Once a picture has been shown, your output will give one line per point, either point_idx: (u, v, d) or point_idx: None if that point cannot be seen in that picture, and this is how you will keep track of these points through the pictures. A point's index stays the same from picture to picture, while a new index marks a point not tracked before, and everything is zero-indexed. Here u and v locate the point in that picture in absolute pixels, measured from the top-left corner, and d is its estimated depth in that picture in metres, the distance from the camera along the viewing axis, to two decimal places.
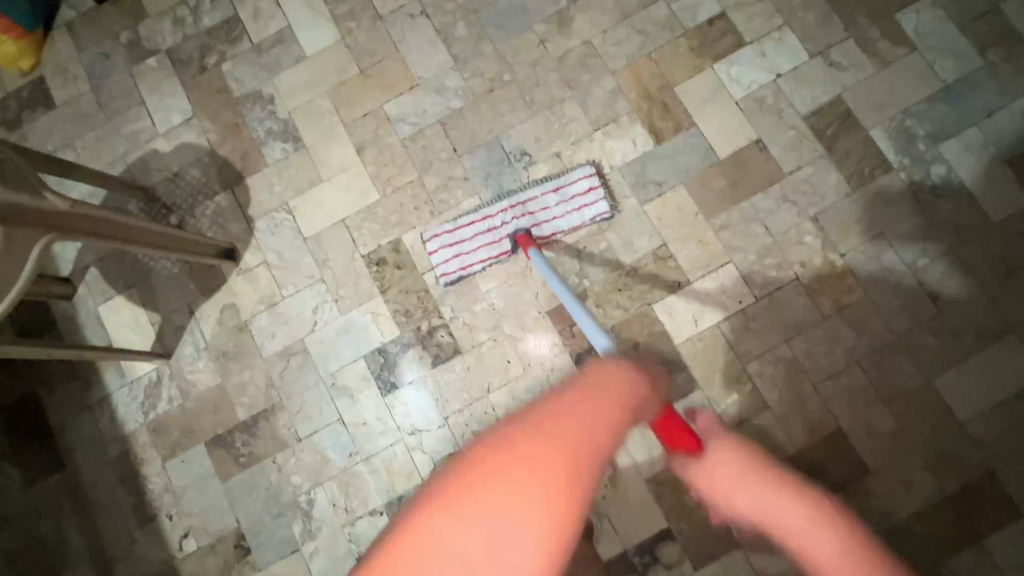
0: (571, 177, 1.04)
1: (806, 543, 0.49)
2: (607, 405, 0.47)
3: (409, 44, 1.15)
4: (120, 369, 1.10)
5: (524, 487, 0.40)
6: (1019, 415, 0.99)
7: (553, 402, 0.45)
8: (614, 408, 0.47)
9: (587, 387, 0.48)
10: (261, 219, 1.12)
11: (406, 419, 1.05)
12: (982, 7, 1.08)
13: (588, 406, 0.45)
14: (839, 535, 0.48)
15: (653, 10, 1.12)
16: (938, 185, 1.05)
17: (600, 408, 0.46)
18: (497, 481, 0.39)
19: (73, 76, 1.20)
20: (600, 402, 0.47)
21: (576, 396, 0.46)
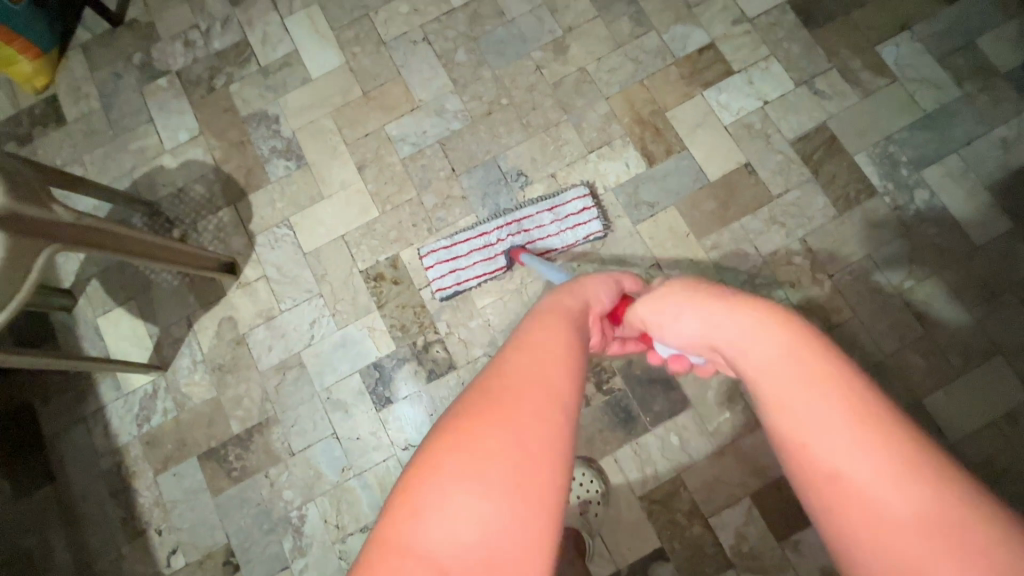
0: (565, 197, 1.09)
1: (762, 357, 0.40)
2: (568, 327, 0.44)
3: (411, 69, 1.19)
4: (116, 381, 1.10)
5: (492, 447, 0.34)
6: (1009, 436, 0.99)
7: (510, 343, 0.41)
8: (574, 329, 0.44)
9: (538, 317, 0.44)
10: (262, 234, 1.15)
11: (399, 434, 1.05)
12: (958, 41, 1.13)
13: (550, 346, 0.40)
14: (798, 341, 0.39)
15: (645, 39, 1.17)
16: (921, 209, 1.08)
17: (559, 329, 0.43)
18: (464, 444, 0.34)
19: (85, 94, 1.24)
20: (561, 325, 0.43)
21: (530, 327, 0.43)
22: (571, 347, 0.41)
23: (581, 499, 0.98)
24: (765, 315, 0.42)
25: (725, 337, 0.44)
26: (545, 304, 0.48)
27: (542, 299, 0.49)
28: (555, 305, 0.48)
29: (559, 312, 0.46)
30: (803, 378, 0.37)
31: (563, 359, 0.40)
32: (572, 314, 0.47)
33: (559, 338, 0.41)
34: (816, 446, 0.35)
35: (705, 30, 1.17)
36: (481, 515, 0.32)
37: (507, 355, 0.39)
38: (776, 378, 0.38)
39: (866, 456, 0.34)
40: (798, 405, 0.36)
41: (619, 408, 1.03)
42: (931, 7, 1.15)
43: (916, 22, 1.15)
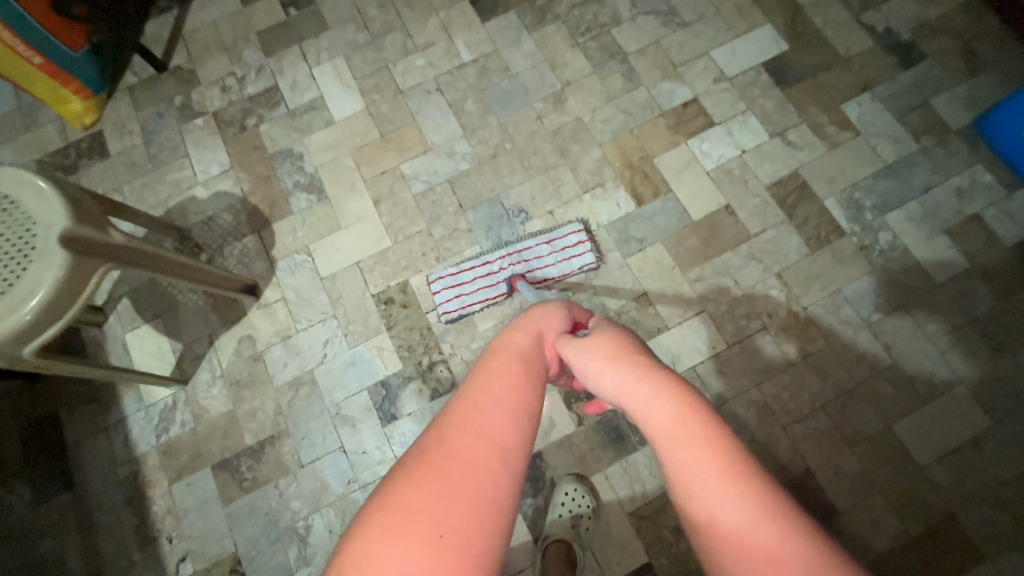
0: (562, 232, 1.19)
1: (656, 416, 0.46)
2: (508, 372, 0.49)
3: (424, 115, 1.33)
4: (139, 394, 1.18)
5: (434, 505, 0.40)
6: (973, 461, 1.06)
7: (451, 402, 0.46)
8: (515, 373, 0.49)
9: (484, 366, 0.49)
10: (283, 259, 1.25)
11: (403, 448, 1.12)
12: (914, 101, 1.27)
13: (497, 410, 0.45)
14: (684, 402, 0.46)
15: (636, 94, 1.31)
16: (886, 249, 1.18)
17: (497, 380, 0.48)
18: (413, 502, 0.40)
19: (129, 131, 1.37)
20: (502, 372, 0.48)
21: (474, 380, 0.48)
22: (507, 400, 0.46)
23: (573, 513, 1.03)
24: (667, 374, 0.49)
25: (634, 393, 0.49)
26: (496, 346, 0.53)
27: (495, 338, 0.54)
28: (503, 345, 0.53)
29: (506, 354, 0.51)
30: (692, 435, 0.44)
31: (498, 416, 0.45)
32: (519, 353, 0.52)
33: (494, 394, 0.46)
34: (699, 493, 0.41)
35: (689, 87, 1.31)
36: (410, 567, 0.37)
37: (445, 418, 0.45)
38: (672, 434, 0.44)
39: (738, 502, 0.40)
40: (688, 449, 0.43)
41: (609, 428, 1.11)
42: (890, 71, 1.29)
43: (876, 83, 1.29)
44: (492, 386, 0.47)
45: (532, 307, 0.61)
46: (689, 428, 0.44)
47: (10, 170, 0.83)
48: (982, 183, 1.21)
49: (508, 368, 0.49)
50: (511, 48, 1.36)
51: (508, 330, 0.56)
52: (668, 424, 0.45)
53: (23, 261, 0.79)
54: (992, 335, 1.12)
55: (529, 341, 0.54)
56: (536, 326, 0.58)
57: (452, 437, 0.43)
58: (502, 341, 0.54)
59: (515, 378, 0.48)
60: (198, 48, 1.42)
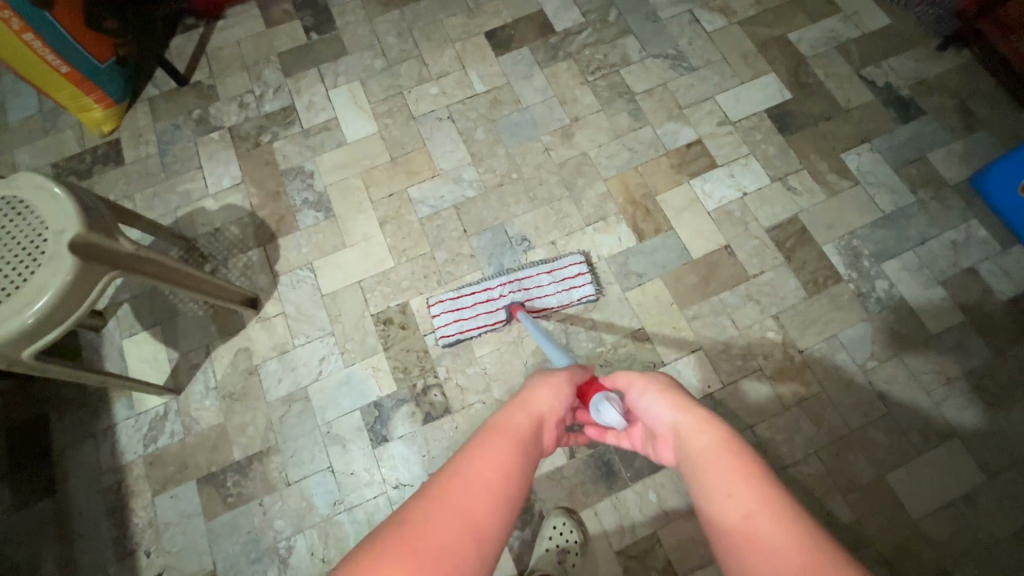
0: (562, 262, 1.21)
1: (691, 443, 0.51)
2: (503, 454, 0.46)
3: (435, 141, 1.36)
4: (131, 401, 1.17)
5: None
6: (967, 517, 1.05)
7: (445, 473, 0.43)
8: (511, 454, 0.47)
9: (488, 437, 0.48)
10: (286, 274, 1.26)
11: (392, 472, 1.10)
12: (912, 154, 1.30)
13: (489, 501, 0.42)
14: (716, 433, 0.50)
15: (641, 132, 1.35)
16: (882, 297, 1.20)
17: (493, 457, 0.45)
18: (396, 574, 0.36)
19: (145, 141, 1.40)
20: (500, 449, 0.46)
21: (474, 457, 0.45)
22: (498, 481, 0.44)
23: (559, 548, 1.01)
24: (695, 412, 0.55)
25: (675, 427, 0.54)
26: (494, 421, 0.51)
27: (498, 414, 0.52)
28: (508, 419, 0.52)
29: (504, 432, 0.49)
30: (725, 459, 0.46)
31: (494, 499, 0.43)
32: (517, 433, 0.50)
33: (486, 474, 0.44)
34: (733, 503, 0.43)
35: (693, 128, 1.35)
36: None
37: (444, 483, 0.43)
38: (706, 457, 0.48)
39: (770, 514, 0.41)
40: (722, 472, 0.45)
41: (601, 462, 1.09)
42: (888, 124, 1.33)
43: (875, 135, 1.32)
44: (488, 460, 0.45)
45: (528, 386, 0.59)
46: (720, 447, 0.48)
47: (27, 175, 0.85)
48: (977, 237, 1.23)
49: (507, 447, 0.47)
50: (522, 82, 1.40)
51: (519, 405, 0.55)
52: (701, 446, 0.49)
53: (32, 263, 0.80)
54: (985, 390, 1.13)
55: (528, 424, 0.52)
56: (539, 408, 0.56)
57: (445, 517, 0.40)
58: (509, 418, 0.52)
59: (511, 460, 0.46)
60: (220, 65, 1.47)
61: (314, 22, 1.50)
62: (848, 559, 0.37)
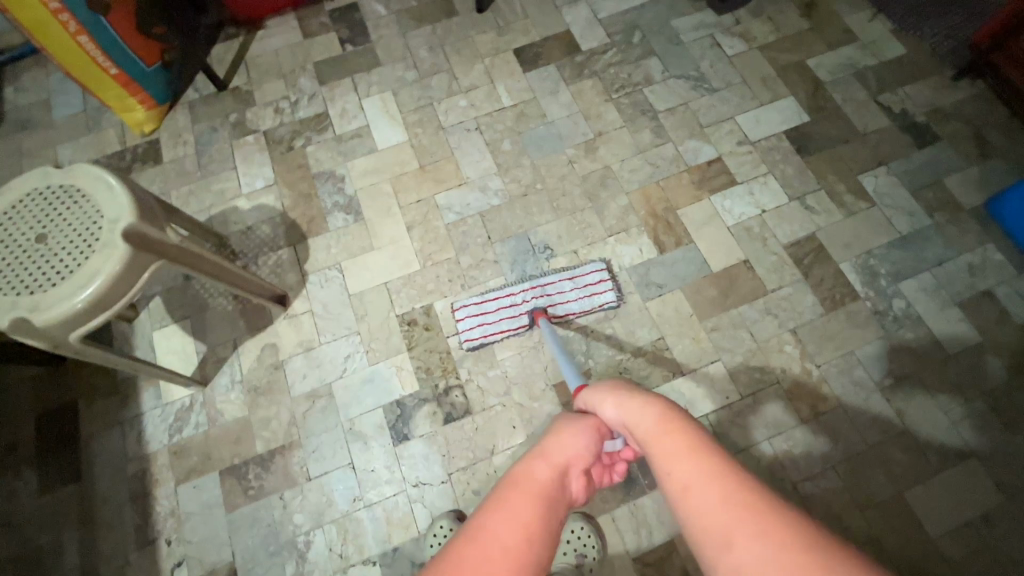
0: (585, 269, 1.25)
1: (645, 431, 0.59)
2: (524, 510, 0.50)
3: (462, 151, 1.40)
4: (158, 391, 1.19)
5: None
6: (985, 538, 1.05)
7: (465, 536, 0.47)
8: (530, 508, 0.51)
9: (504, 494, 0.52)
10: (314, 273, 1.29)
11: (411, 471, 1.12)
12: (928, 178, 1.33)
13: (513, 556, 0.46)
14: (660, 415, 0.59)
15: (663, 148, 1.39)
16: (899, 315, 1.22)
17: (513, 514, 0.50)
18: None
19: (183, 141, 1.45)
20: (516, 507, 0.50)
21: (491, 512, 0.50)
22: (519, 535, 0.48)
23: (577, 553, 1.02)
24: (653, 398, 0.63)
25: (633, 417, 0.62)
26: (512, 477, 0.55)
27: (512, 472, 0.56)
28: (523, 476, 0.56)
29: (522, 486, 0.54)
30: (670, 436, 0.55)
31: (518, 549, 0.47)
32: (533, 487, 0.54)
33: (505, 531, 0.48)
34: (682, 476, 0.50)
35: (714, 146, 1.39)
36: None
37: (467, 542, 0.46)
38: (657, 435, 0.56)
39: (707, 476, 0.48)
40: (673, 448, 0.53)
41: None
42: (905, 148, 1.37)
43: (892, 159, 1.36)
44: (507, 519, 0.49)
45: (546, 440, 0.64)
46: (663, 429, 0.56)
47: (85, 167, 0.89)
48: (992, 261, 1.25)
49: (523, 501, 0.52)
50: (548, 97, 1.45)
51: (529, 462, 0.59)
52: (648, 433, 0.58)
53: (86, 251, 0.84)
54: (1002, 411, 1.13)
55: (548, 475, 0.57)
56: (557, 459, 0.60)
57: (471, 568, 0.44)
58: (523, 474, 0.56)
59: (530, 515, 0.50)
60: (258, 72, 1.53)
61: (349, 35, 1.56)
62: (764, 495, 0.46)
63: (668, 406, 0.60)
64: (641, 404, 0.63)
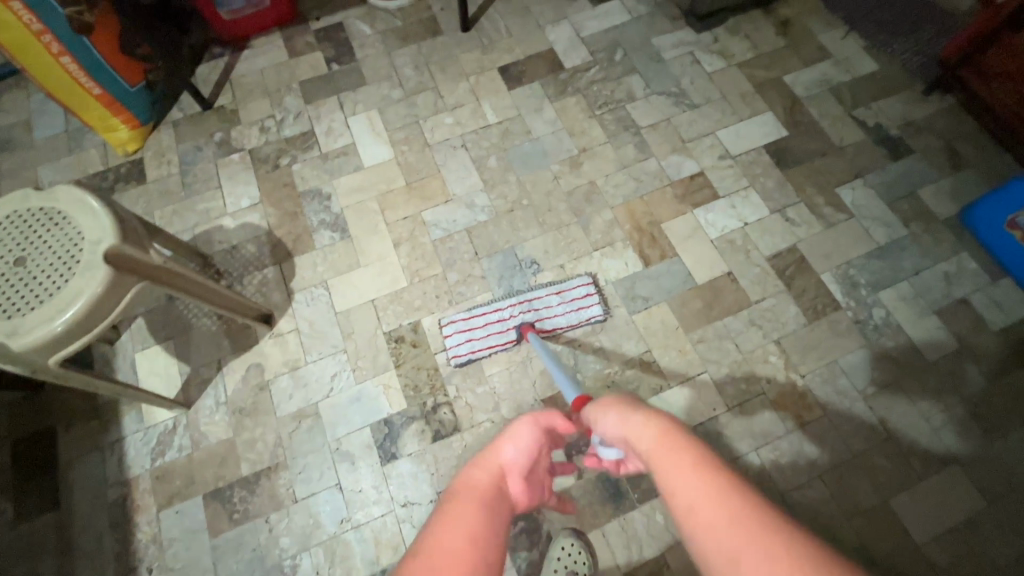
0: (571, 284, 1.26)
1: (647, 448, 0.57)
2: (467, 516, 0.52)
3: (449, 168, 1.42)
4: (140, 415, 1.17)
5: None
6: (970, 544, 1.06)
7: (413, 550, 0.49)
8: (472, 513, 0.53)
9: (446, 504, 0.54)
10: (300, 292, 1.29)
11: (400, 490, 1.11)
12: (903, 190, 1.37)
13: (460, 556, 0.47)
14: (660, 430, 0.57)
15: (646, 163, 1.41)
16: (879, 324, 1.24)
17: (458, 522, 0.51)
18: None
19: (167, 161, 1.45)
20: (460, 513, 0.52)
21: (435, 524, 0.51)
22: (465, 539, 0.49)
23: (567, 570, 1.01)
24: (657, 414, 0.61)
25: (635, 434, 0.60)
26: (452, 490, 0.57)
27: (450, 484, 0.59)
28: (460, 486, 0.58)
29: (462, 495, 0.56)
30: (672, 454, 0.53)
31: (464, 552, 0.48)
32: (472, 491, 0.57)
33: (451, 537, 0.49)
34: (687, 495, 0.48)
35: (696, 161, 1.42)
36: None
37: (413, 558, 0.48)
38: (660, 454, 0.54)
39: (711, 495, 0.47)
40: (676, 465, 0.51)
41: (608, 483, 1.10)
42: (880, 161, 1.40)
43: (868, 172, 1.39)
44: (453, 526, 0.50)
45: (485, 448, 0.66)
46: (664, 446, 0.54)
47: (66, 188, 0.88)
48: (967, 269, 1.28)
49: (467, 508, 0.53)
50: (533, 114, 1.48)
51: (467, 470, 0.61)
52: (649, 450, 0.56)
53: (68, 272, 0.83)
54: (982, 416, 1.15)
55: (486, 479, 0.59)
56: (494, 462, 0.63)
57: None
58: (460, 483, 0.58)
59: (474, 518, 0.52)
60: (243, 91, 1.53)
61: (335, 54, 1.58)
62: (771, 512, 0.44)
63: (673, 423, 0.58)
64: (643, 420, 0.61)
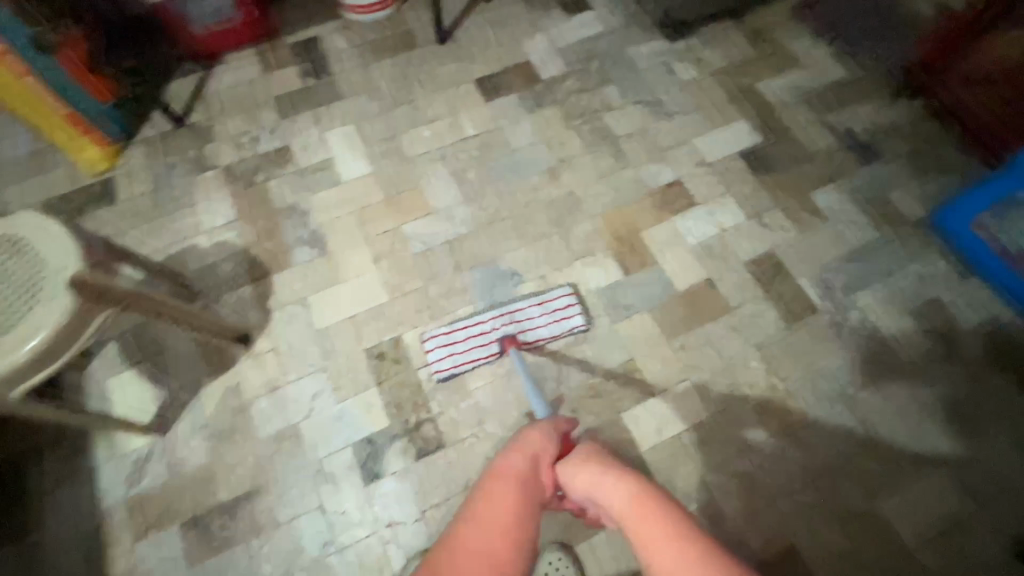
0: (552, 294, 1.25)
1: (623, 513, 0.58)
2: (506, 499, 0.59)
3: (428, 181, 1.41)
4: (113, 442, 1.14)
5: None
6: (950, 541, 1.08)
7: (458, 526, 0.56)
8: (510, 499, 0.59)
9: (486, 487, 0.60)
10: (278, 310, 1.27)
11: (385, 510, 1.09)
12: (874, 193, 1.40)
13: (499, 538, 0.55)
14: (638, 494, 0.59)
15: (624, 173, 1.42)
16: (856, 326, 1.26)
17: (497, 505, 0.58)
18: None
19: (139, 179, 1.42)
20: (499, 497, 0.59)
21: (477, 506, 0.58)
22: (502, 524, 0.56)
23: None
24: (633, 476, 0.62)
25: (610, 496, 0.61)
26: (491, 470, 0.63)
27: (491, 463, 0.65)
28: (499, 470, 0.63)
29: (501, 479, 0.62)
30: (650, 522, 0.54)
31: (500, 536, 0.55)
32: (510, 477, 0.62)
33: (493, 521, 0.56)
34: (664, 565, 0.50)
35: (673, 169, 1.43)
36: None
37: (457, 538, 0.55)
38: (638, 523, 0.55)
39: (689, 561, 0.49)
40: (655, 534, 0.53)
41: None
42: (852, 165, 1.44)
43: (840, 176, 1.42)
44: (491, 513, 0.57)
45: (520, 432, 0.71)
46: (642, 513, 0.56)
47: (27, 215, 0.86)
48: (938, 269, 1.31)
49: (504, 492, 0.60)
50: (511, 125, 1.48)
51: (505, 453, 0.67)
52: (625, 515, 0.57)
53: (30, 301, 0.80)
54: (957, 414, 1.18)
55: (522, 463, 0.65)
56: (530, 448, 0.68)
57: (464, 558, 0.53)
58: (500, 465, 0.64)
59: (511, 501, 0.59)
60: (217, 108, 1.51)
61: (311, 68, 1.57)
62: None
63: (649, 487, 0.60)
64: (620, 482, 0.62)
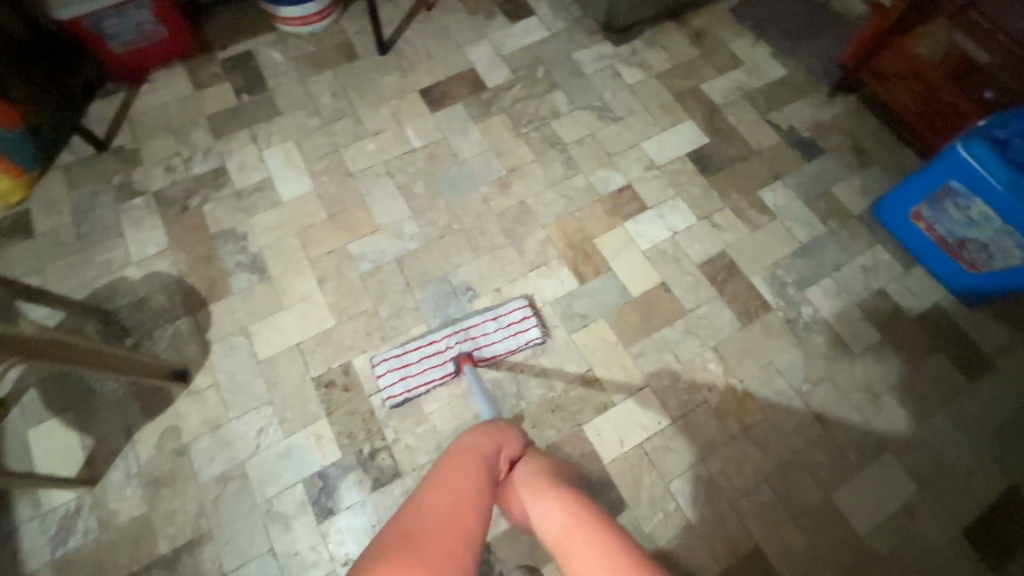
0: (506, 308, 1.22)
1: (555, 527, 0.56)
2: (472, 472, 0.58)
3: (374, 197, 1.36)
4: (37, 499, 1.04)
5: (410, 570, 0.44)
6: (908, 530, 1.10)
7: (418, 488, 0.54)
8: (475, 474, 0.58)
9: (450, 460, 0.59)
10: (217, 342, 1.19)
11: (340, 547, 1.03)
12: (819, 189, 1.43)
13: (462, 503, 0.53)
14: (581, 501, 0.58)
15: (575, 180, 1.41)
16: (808, 322, 1.28)
17: (461, 474, 0.57)
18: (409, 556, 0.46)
19: (59, 210, 1.32)
20: (463, 469, 0.58)
21: (438, 474, 0.57)
22: (469, 492, 0.55)
23: None
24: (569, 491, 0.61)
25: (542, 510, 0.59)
26: (454, 449, 0.62)
27: (457, 440, 0.63)
28: (464, 448, 0.62)
29: (465, 455, 0.61)
30: (590, 526, 0.53)
31: (463, 503, 0.53)
32: (477, 455, 0.61)
33: (460, 484, 0.55)
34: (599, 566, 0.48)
35: (622, 173, 1.42)
36: None
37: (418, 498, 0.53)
38: (575, 531, 0.54)
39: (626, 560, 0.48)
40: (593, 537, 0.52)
41: None
42: (796, 162, 1.46)
43: (785, 174, 1.44)
44: (455, 480, 0.56)
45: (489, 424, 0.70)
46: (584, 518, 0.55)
47: None
48: (882, 261, 1.34)
49: (467, 467, 0.59)
50: (458, 136, 1.45)
51: (472, 435, 0.66)
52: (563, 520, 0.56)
53: None
54: (907, 402, 1.20)
55: (489, 445, 0.64)
56: (496, 437, 0.67)
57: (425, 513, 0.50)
58: (465, 444, 0.63)
59: (474, 473, 0.58)
60: (144, 130, 1.42)
61: (245, 84, 1.49)
62: None
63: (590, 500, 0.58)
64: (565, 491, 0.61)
